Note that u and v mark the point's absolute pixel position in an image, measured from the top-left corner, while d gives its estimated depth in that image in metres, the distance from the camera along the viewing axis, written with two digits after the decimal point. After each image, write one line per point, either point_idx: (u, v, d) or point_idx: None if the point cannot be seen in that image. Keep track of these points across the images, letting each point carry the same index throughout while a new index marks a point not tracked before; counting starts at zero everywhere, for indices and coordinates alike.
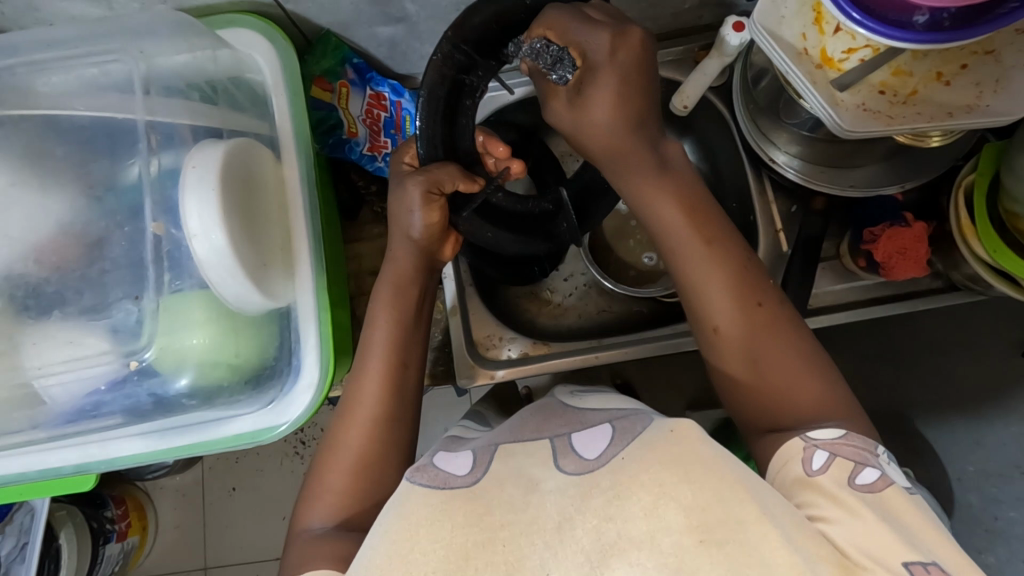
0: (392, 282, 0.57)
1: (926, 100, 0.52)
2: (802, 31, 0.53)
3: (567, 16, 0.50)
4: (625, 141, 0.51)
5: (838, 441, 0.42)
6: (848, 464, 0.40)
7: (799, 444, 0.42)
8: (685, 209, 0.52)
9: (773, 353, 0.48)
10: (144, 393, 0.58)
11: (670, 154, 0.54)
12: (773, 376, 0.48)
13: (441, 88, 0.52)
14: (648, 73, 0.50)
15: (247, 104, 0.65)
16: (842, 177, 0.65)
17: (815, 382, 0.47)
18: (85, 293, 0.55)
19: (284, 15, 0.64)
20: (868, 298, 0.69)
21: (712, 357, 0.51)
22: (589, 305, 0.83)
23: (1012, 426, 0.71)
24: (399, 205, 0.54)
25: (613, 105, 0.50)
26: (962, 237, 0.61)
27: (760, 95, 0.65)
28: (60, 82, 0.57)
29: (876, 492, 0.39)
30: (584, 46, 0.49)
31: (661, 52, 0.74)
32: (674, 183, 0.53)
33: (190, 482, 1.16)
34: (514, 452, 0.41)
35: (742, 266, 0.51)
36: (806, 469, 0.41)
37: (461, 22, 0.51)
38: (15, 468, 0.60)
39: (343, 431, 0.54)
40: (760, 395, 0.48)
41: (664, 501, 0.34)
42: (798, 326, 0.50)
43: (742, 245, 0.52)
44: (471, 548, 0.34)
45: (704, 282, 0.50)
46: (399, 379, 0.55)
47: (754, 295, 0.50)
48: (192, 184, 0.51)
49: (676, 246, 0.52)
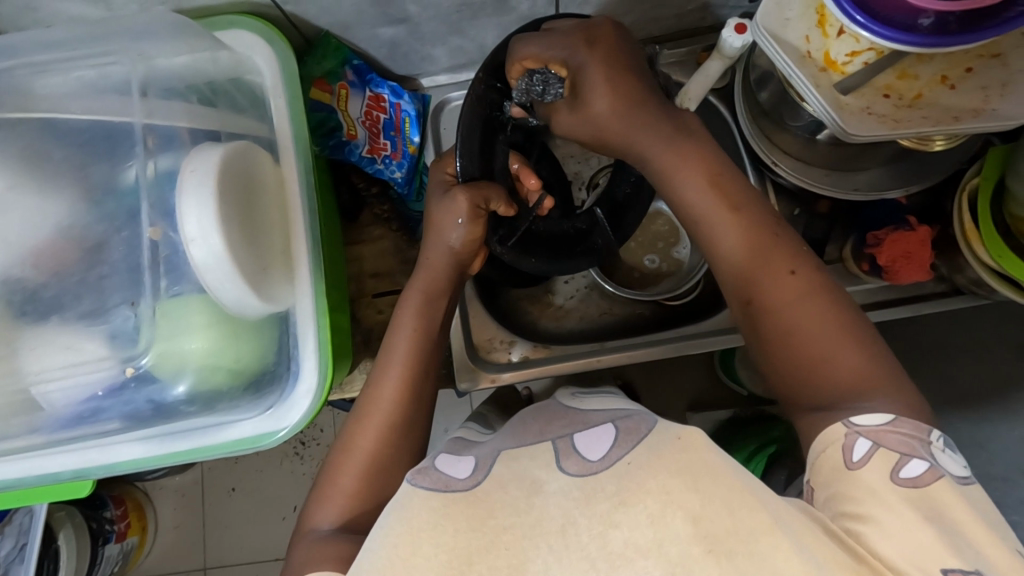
0: (418, 285, 0.57)
1: (933, 103, 0.51)
2: (806, 34, 0.53)
3: (549, 33, 0.53)
4: (637, 119, 0.52)
5: (884, 429, 0.40)
6: (893, 454, 0.39)
7: (841, 429, 0.41)
8: (712, 179, 0.50)
9: (809, 324, 0.46)
10: (143, 400, 0.58)
11: (687, 120, 0.53)
12: (810, 350, 0.46)
13: (477, 123, 0.57)
14: (630, 65, 0.52)
15: (246, 106, 0.64)
16: (846, 180, 0.65)
17: (857, 353, 0.45)
18: (83, 298, 0.54)
19: (283, 16, 0.63)
20: (871, 302, 0.68)
21: (749, 333, 0.50)
22: (591, 307, 0.82)
23: (1015, 429, 0.70)
24: (439, 215, 0.55)
25: (606, 97, 0.51)
26: (966, 243, 0.60)
27: (764, 101, 0.64)
28: (57, 84, 0.57)
29: (923, 486, 0.37)
30: (562, 60, 0.52)
31: (664, 53, 0.74)
32: (698, 157, 0.51)
33: (190, 483, 1.16)
34: (518, 456, 0.40)
35: (769, 233, 0.49)
36: (848, 460, 0.40)
37: (484, 67, 0.58)
38: (15, 471, 0.60)
39: (357, 432, 0.53)
40: (798, 371, 0.46)
41: (670, 510, 0.33)
42: (841, 294, 0.47)
43: (771, 213, 0.50)
44: (474, 553, 0.34)
45: (732, 256, 0.49)
46: (417, 382, 0.54)
47: (785, 264, 0.48)
48: (191, 187, 0.51)
49: (703, 220, 0.50)
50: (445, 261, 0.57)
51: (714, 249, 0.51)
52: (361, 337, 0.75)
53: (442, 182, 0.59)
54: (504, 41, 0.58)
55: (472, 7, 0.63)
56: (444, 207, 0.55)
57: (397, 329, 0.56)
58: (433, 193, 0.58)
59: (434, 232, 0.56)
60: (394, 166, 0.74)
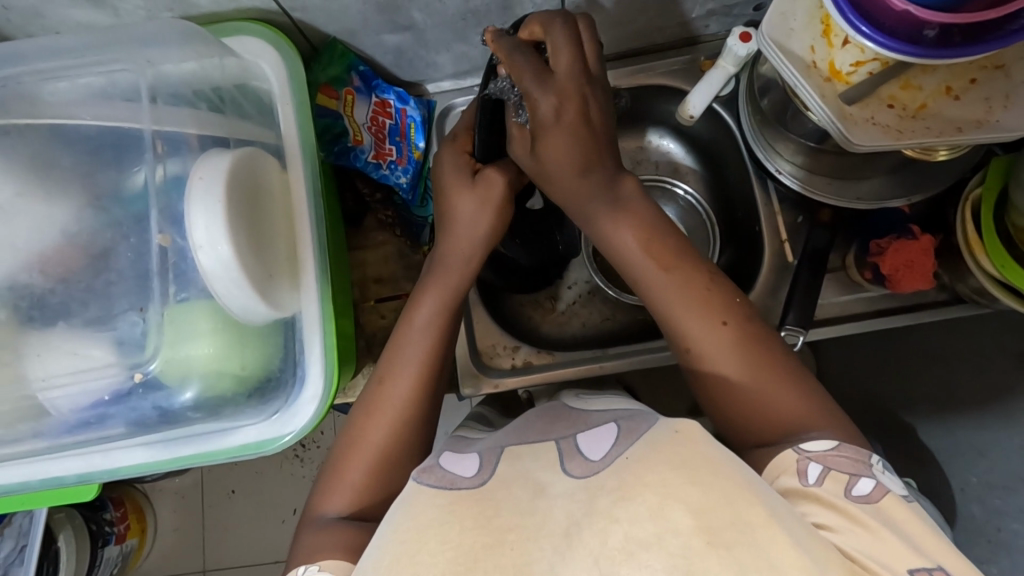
0: (445, 288, 0.55)
1: (936, 115, 0.52)
2: (811, 43, 0.53)
3: (558, 37, 0.49)
4: (579, 184, 0.52)
5: (831, 453, 0.42)
6: (842, 476, 0.40)
7: (792, 456, 0.43)
8: (644, 242, 0.52)
9: (749, 367, 0.48)
10: (149, 406, 0.58)
11: (623, 188, 0.54)
12: (751, 391, 0.47)
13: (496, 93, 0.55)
14: (597, 125, 0.51)
15: (253, 112, 0.64)
16: (849, 189, 0.65)
17: (793, 391, 0.47)
18: (91, 305, 0.54)
19: (292, 24, 0.64)
20: (873, 310, 0.69)
21: (692, 375, 0.51)
22: (593, 313, 0.84)
23: (1015, 439, 0.68)
24: (473, 206, 0.56)
25: (558, 152, 0.50)
26: (969, 252, 0.60)
27: (767, 108, 0.65)
28: (65, 89, 0.57)
29: (874, 502, 0.39)
30: (535, 104, 0.49)
31: (669, 61, 0.75)
32: (632, 218, 0.53)
33: (190, 484, 1.16)
34: (522, 454, 0.41)
35: (706, 283, 0.51)
36: (803, 482, 0.41)
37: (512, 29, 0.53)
38: (18, 476, 0.61)
39: (367, 425, 0.52)
40: (740, 404, 0.48)
41: (670, 503, 0.33)
42: (769, 335, 0.50)
43: (701, 265, 0.52)
44: (480, 550, 0.33)
45: (674, 309, 0.50)
46: (435, 376, 0.54)
47: (717, 315, 0.49)
48: (198, 195, 0.51)
49: (641, 282, 0.52)
50: (475, 256, 0.57)
51: (653, 301, 0.52)
52: (363, 343, 0.76)
53: (461, 160, 0.58)
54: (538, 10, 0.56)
55: (477, 15, 0.63)
56: (477, 194, 0.56)
57: (415, 327, 0.55)
58: (455, 174, 0.57)
59: (461, 223, 0.56)
60: (400, 171, 0.74)
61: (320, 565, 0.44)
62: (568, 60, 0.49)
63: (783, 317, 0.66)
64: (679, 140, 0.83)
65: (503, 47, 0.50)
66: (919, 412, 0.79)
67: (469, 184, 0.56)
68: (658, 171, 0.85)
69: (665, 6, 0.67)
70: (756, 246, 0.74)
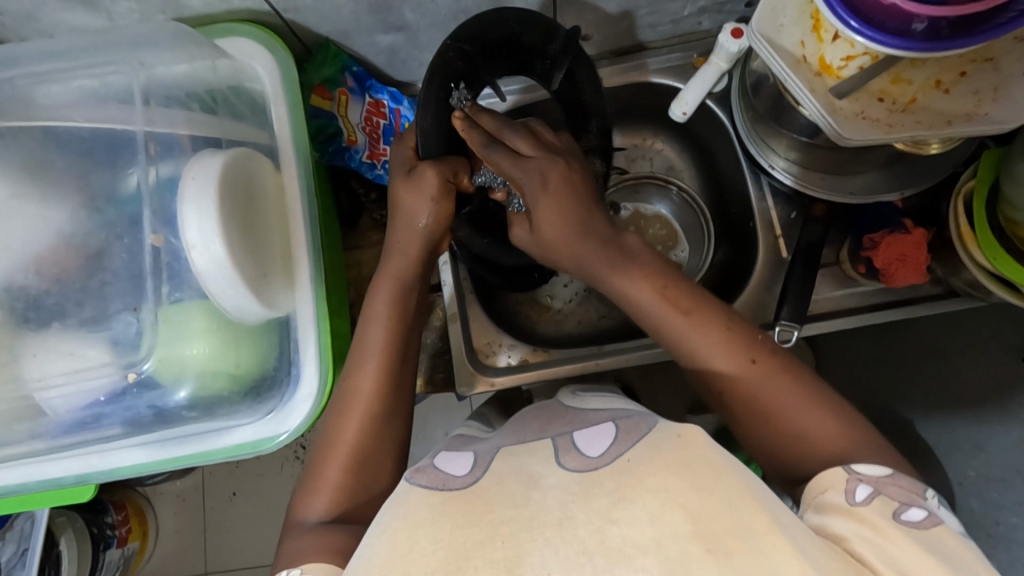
0: (395, 274, 0.57)
1: (926, 108, 0.52)
2: (801, 39, 0.54)
3: (511, 131, 0.55)
4: (580, 240, 0.53)
5: (884, 480, 0.39)
6: (892, 502, 0.38)
7: (841, 474, 0.40)
8: (661, 292, 0.51)
9: (785, 401, 0.46)
10: (144, 405, 0.58)
11: (628, 243, 0.54)
12: (791, 427, 0.46)
13: (439, 84, 0.56)
14: (582, 187, 0.54)
15: (246, 112, 0.65)
16: (841, 184, 0.66)
17: (835, 423, 0.45)
18: (84, 305, 0.55)
19: (284, 24, 0.63)
20: (868, 304, 0.69)
21: (732, 417, 0.49)
22: (589, 311, 0.84)
23: (1012, 432, 0.68)
24: (411, 197, 0.56)
25: (556, 223, 0.53)
26: (962, 243, 0.61)
27: (759, 103, 0.65)
28: (59, 93, 0.58)
29: (925, 529, 0.36)
30: (517, 181, 0.54)
31: (661, 58, 0.75)
32: (643, 269, 0.52)
33: (191, 487, 1.16)
34: (518, 452, 0.40)
35: (728, 321, 0.50)
36: (849, 500, 0.39)
37: (456, 32, 0.56)
38: (16, 478, 0.61)
39: (341, 423, 0.52)
40: (785, 442, 0.46)
41: (669, 507, 0.32)
42: (796, 363, 0.49)
43: (720, 305, 0.51)
44: (471, 548, 0.33)
45: (702, 350, 0.49)
46: (398, 367, 0.55)
47: (744, 352, 0.48)
48: (192, 195, 0.51)
49: (661, 327, 0.51)
50: (418, 244, 0.57)
51: (676, 343, 0.51)
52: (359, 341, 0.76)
53: (404, 158, 0.58)
54: (481, 16, 0.57)
55: (469, 13, 0.63)
56: (411, 188, 0.55)
57: (372, 320, 0.56)
58: (399, 173, 0.57)
59: (404, 215, 0.56)
60: None
61: (301, 570, 0.42)
62: (534, 144, 0.55)
63: (777, 311, 0.66)
64: (673, 136, 0.84)
65: (473, 142, 0.54)
66: (916, 406, 0.79)
67: (406, 179, 0.56)
68: (653, 168, 0.85)
69: (658, 4, 0.67)
70: (750, 242, 0.74)
